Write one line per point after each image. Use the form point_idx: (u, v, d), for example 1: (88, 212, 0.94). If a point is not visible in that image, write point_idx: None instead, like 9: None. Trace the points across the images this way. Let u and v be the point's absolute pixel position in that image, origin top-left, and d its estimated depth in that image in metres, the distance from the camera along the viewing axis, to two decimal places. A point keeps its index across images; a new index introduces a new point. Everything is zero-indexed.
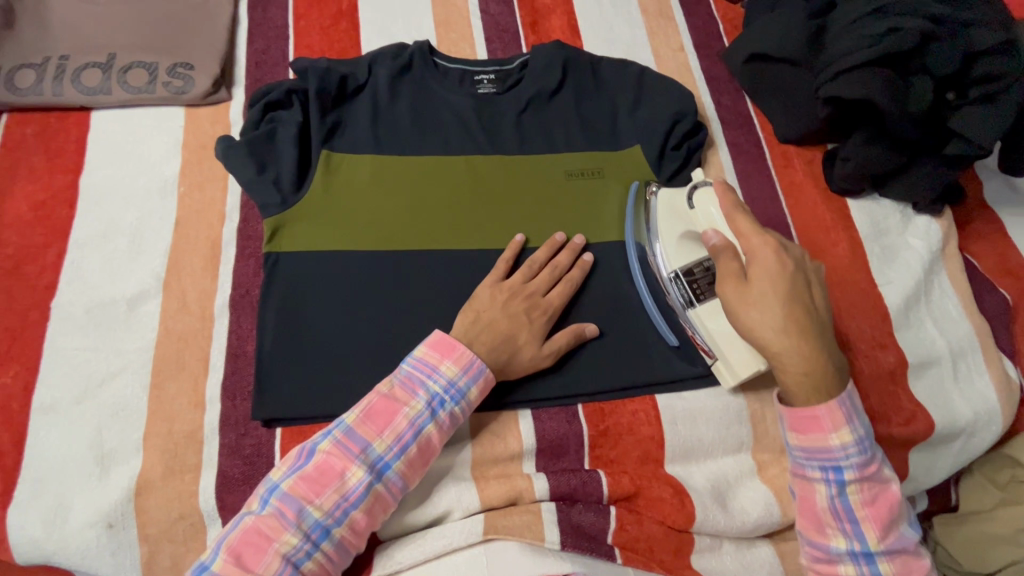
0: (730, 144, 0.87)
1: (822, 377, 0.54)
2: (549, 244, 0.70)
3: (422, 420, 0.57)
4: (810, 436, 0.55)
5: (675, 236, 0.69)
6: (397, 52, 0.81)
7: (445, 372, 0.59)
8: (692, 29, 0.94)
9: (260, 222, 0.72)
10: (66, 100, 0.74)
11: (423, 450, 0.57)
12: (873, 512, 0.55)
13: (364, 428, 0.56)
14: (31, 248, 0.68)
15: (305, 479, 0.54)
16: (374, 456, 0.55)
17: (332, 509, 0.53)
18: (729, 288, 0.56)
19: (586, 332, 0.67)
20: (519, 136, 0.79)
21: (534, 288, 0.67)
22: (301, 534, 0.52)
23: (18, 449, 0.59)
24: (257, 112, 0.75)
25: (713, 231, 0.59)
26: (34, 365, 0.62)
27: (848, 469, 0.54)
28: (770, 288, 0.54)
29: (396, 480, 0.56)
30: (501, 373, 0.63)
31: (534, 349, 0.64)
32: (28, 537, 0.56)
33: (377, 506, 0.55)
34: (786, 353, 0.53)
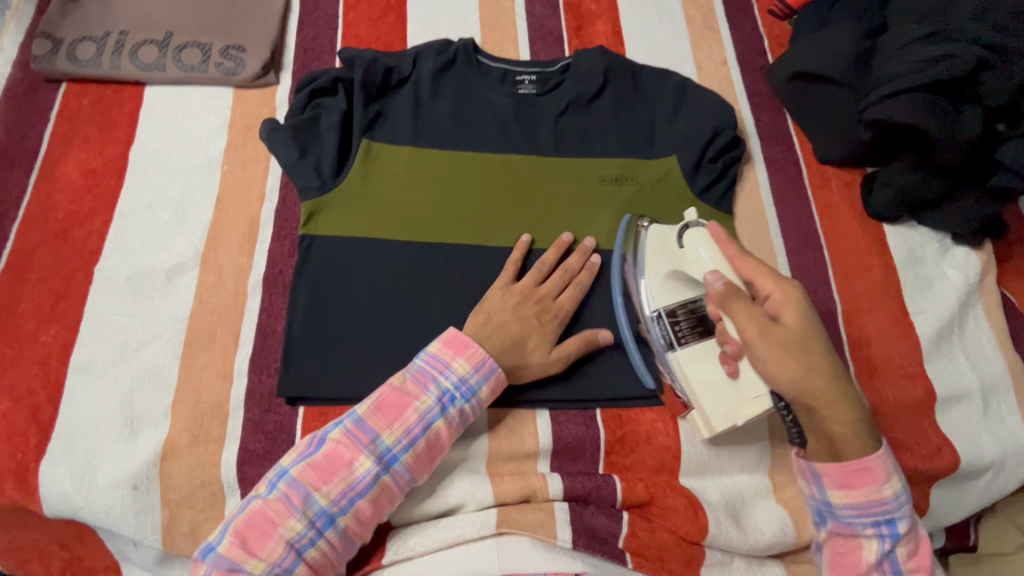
0: (768, 160, 0.86)
1: (862, 415, 0.55)
2: (556, 245, 0.70)
3: (431, 416, 0.58)
4: (863, 492, 0.54)
5: (661, 274, 0.65)
6: (442, 48, 0.83)
7: (457, 368, 0.60)
8: (736, 43, 0.94)
9: (298, 205, 0.73)
10: (122, 74, 0.77)
11: (431, 445, 0.58)
12: (915, 562, 0.56)
13: (374, 419, 0.56)
14: (79, 214, 0.70)
15: (314, 466, 0.54)
16: (382, 447, 0.56)
17: (338, 498, 0.54)
18: (768, 333, 0.54)
19: (598, 338, 0.66)
20: (556, 138, 0.80)
21: (547, 290, 0.67)
22: (306, 520, 0.53)
23: (53, 405, 0.61)
24: (303, 98, 0.77)
25: (716, 273, 0.57)
26: (74, 326, 0.65)
27: (899, 522, 0.55)
28: (803, 332, 0.54)
29: (403, 472, 0.57)
30: (512, 374, 0.63)
31: (544, 352, 0.64)
32: (58, 490, 0.58)
33: (382, 498, 0.56)
34: (837, 401, 0.54)
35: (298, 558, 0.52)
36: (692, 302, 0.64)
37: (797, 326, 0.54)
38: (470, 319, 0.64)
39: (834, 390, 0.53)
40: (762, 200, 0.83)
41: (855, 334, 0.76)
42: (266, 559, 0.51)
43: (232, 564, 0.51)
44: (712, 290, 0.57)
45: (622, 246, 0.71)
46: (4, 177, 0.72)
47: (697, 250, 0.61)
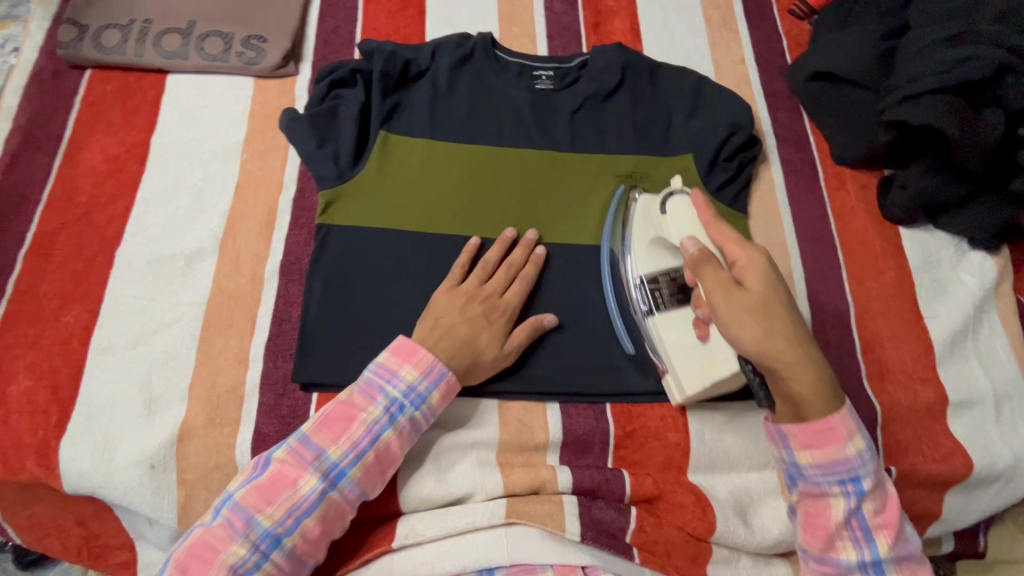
0: (783, 160, 0.86)
1: (830, 381, 0.54)
2: (498, 242, 0.70)
3: (379, 426, 0.58)
4: (826, 451, 0.53)
5: (645, 241, 0.69)
6: (461, 42, 0.83)
7: (405, 376, 0.60)
8: (755, 42, 0.94)
9: (315, 194, 0.74)
10: (146, 62, 0.78)
11: (381, 457, 0.58)
12: (885, 519, 0.54)
13: (320, 435, 0.57)
14: (102, 198, 0.72)
15: (257, 487, 0.54)
16: (328, 463, 0.56)
17: (282, 519, 0.54)
18: (730, 295, 0.54)
19: (544, 323, 0.67)
20: (572, 133, 0.80)
21: (492, 288, 0.67)
22: (249, 543, 0.53)
23: (74, 385, 0.62)
24: (323, 88, 0.78)
25: (692, 240, 0.59)
26: (95, 308, 0.66)
27: (865, 479, 0.54)
28: (767, 294, 0.54)
29: (351, 487, 0.57)
30: (465, 374, 0.63)
31: (496, 349, 0.64)
32: (78, 468, 0.60)
33: (332, 514, 0.56)
34: (800, 363, 0.53)
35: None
36: (675, 271, 0.67)
37: (760, 288, 0.54)
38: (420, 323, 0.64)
39: (796, 351, 0.52)
40: (776, 200, 0.83)
41: (867, 336, 0.76)
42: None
43: None
44: (686, 254, 0.58)
45: (612, 221, 0.74)
46: (29, 160, 0.73)
47: (679, 222, 0.65)
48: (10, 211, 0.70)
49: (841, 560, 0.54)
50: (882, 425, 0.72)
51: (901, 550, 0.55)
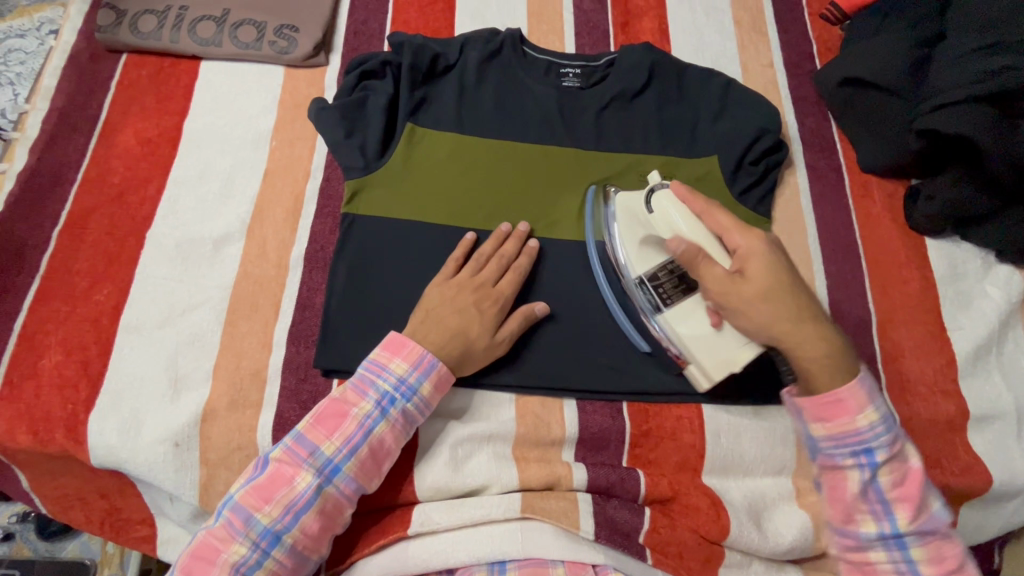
0: (809, 166, 0.85)
1: (842, 346, 0.58)
2: (494, 236, 0.69)
3: (372, 421, 0.58)
4: (837, 422, 0.56)
5: (635, 241, 0.67)
6: (489, 37, 0.84)
7: (395, 369, 0.60)
8: (784, 46, 0.93)
9: (341, 184, 0.75)
10: (181, 48, 0.79)
11: (375, 450, 0.59)
12: (904, 494, 0.56)
13: (313, 432, 0.58)
14: (134, 180, 0.73)
15: (255, 488, 0.56)
16: (323, 459, 0.57)
17: (280, 517, 0.55)
18: (733, 288, 0.58)
19: (535, 311, 0.67)
20: (597, 132, 0.81)
21: (485, 278, 0.66)
22: (249, 542, 0.54)
23: (103, 361, 0.64)
24: (353, 79, 0.79)
25: (678, 239, 0.60)
26: (125, 287, 0.67)
27: (878, 450, 0.55)
28: (766, 280, 0.58)
29: (348, 481, 0.57)
30: (457, 365, 0.63)
31: (488, 339, 0.64)
32: (105, 443, 0.61)
33: (330, 510, 0.57)
34: (803, 340, 0.57)
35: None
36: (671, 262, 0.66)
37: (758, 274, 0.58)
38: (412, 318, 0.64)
39: (798, 330, 0.57)
40: (801, 205, 0.82)
41: (889, 346, 0.75)
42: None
43: None
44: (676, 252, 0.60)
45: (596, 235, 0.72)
46: (65, 141, 0.75)
47: (667, 214, 0.64)
48: (46, 190, 0.72)
49: (861, 532, 0.56)
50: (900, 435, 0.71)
51: (926, 524, 0.56)
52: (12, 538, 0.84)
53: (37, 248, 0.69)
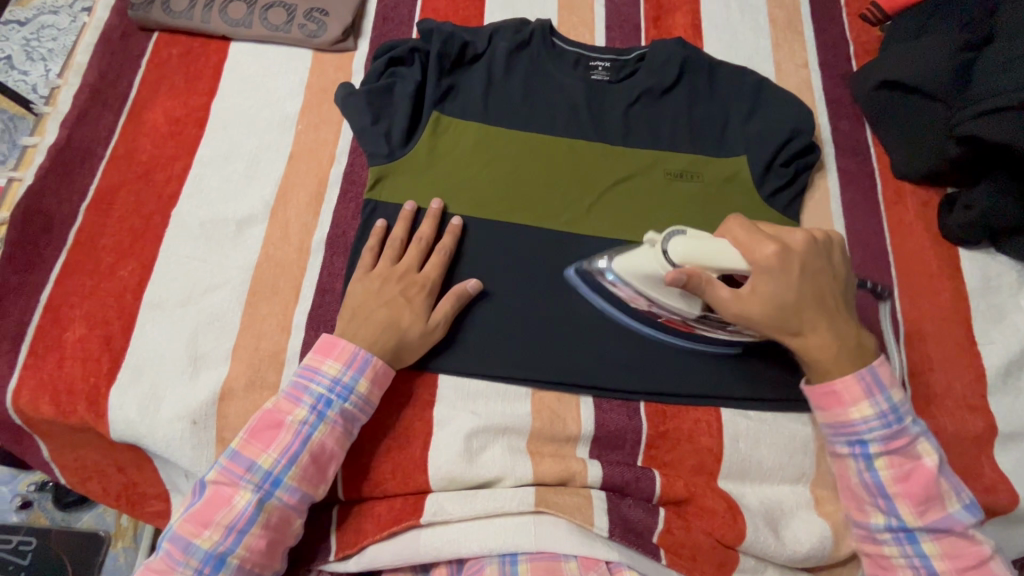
0: (840, 170, 0.83)
1: (855, 345, 0.59)
2: (402, 218, 0.69)
3: (309, 427, 0.57)
4: (833, 412, 0.59)
5: (677, 297, 0.62)
6: (519, 27, 0.83)
7: (328, 371, 0.59)
8: (820, 46, 0.91)
9: (365, 170, 0.75)
10: (211, 28, 0.80)
11: (317, 455, 0.58)
12: (906, 488, 0.57)
13: (249, 448, 0.57)
14: (161, 158, 0.73)
15: (193, 514, 0.55)
16: (260, 473, 0.56)
17: (220, 539, 0.54)
18: (742, 308, 0.58)
19: (469, 288, 0.66)
20: (625, 127, 0.79)
21: (406, 265, 0.66)
22: (192, 569, 0.54)
23: (125, 337, 0.64)
24: (381, 65, 0.78)
25: (679, 273, 0.57)
26: (149, 264, 0.68)
27: (874, 443, 0.58)
28: (773, 295, 0.57)
29: (291, 492, 0.56)
30: (392, 351, 0.62)
31: (422, 324, 0.63)
32: (124, 417, 0.61)
33: (276, 524, 0.56)
34: (814, 342, 0.58)
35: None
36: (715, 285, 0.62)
37: (768, 291, 0.57)
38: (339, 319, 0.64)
39: (810, 332, 0.58)
40: (830, 210, 0.80)
41: (916, 358, 0.73)
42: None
43: None
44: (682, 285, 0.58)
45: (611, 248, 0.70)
46: (95, 117, 0.75)
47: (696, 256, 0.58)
48: (75, 164, 0.72)
49: (870, 523, 0.58)
50: None
51: (937, 521, 0.56)
52: (30, 506, 0.85)
53: (64, 222, 0.69)
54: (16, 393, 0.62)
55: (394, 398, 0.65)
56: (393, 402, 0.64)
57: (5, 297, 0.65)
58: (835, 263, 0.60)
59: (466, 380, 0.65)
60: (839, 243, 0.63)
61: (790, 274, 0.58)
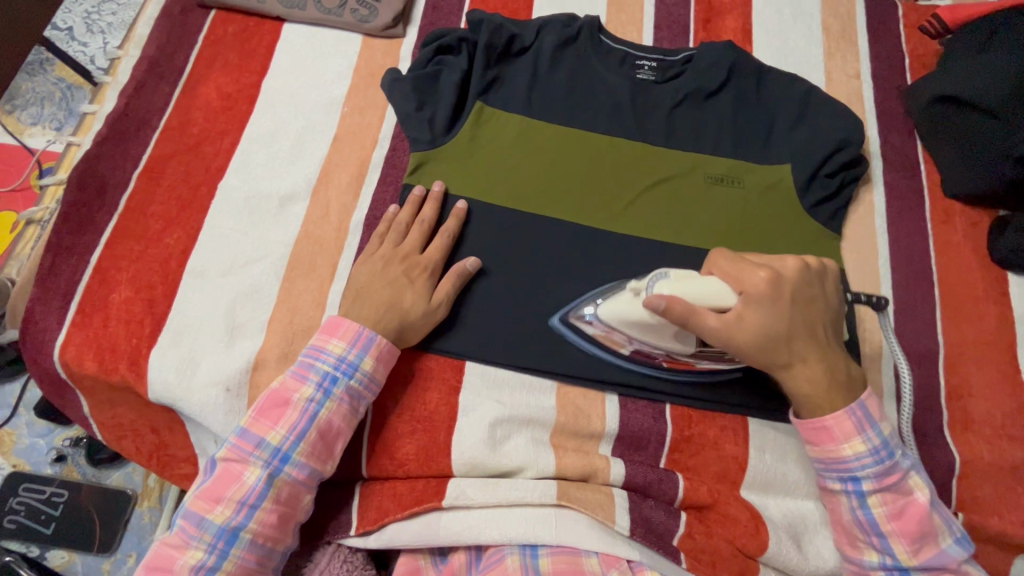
0: (887, 185, 0.81)
1: (844, 380, 0.57)
2: (409, 202, 0.69)
3: (315, 405, 0.58)
4: (825, 448, 0.57)
5: (670, 334, 0.60)
6: (567, 23, 0.83)
7: (333, 350, 0.60)
8: (874, 57, 0.88)
9: (406, 155, 0.76)
10: (267, 9, 0.81)
11: (324, 432, 0.59)
12: (901, 526, 0.56)
13: (257, 426, 0.57)
14: (212, 132, 0.75)
15: (206, 491, 0.56)
16: (269, 450, 0.57)
17: (232, 514, 0.55)
18: (731, 336, 0.56)
19: (468, 267, 0.66)
20: (668, 128, 0.79)
21: (410, 247, 0.67)
22: (206, 544, 0.55)
23: (168, 302, 0.66)
24: (429, 53, 0.79)
25: (658, 299, 0.55)
26: (194, 234, 0.70)
27: (868, 480, 0.56)
28: (760, 324, 0.55)
29: (300, 468, 0.57)
30: (394, 330, 0.62)
31: (423, 304, 0.63)
32: (162, 379, 0.63)
33: (286, 499, 0.57)
34: (799, 372, 0.57)
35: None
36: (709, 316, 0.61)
37: (754, 322, 0.55)
38: (344, 299, 0.64)
39: (798, 362, 0.57)
40: (874, 225, 0.78)
41: (955, 383, 0.71)
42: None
43: None
44: (662, 312, 0.55)
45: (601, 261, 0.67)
46: (151, 89, 0.78)
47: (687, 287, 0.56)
48: (130, 133, 0.75)
49: (864, 561, 0.57)
50: (957, 476, 0.68)
51: (930, 559, 0.55)
52: (64, 460, 0.89)
53: (117, 188, 0.71)
54: (63, 349, 0.64)
55: (422, 380, 0.65)
56: (420, 384, 0.65)
57: (58, 255, 0.67)
58: (828, 293, 0.59)
59: (494, 369, 0.65)
60: (833, 274, 0.61)
61: (777, 304, 0.56)
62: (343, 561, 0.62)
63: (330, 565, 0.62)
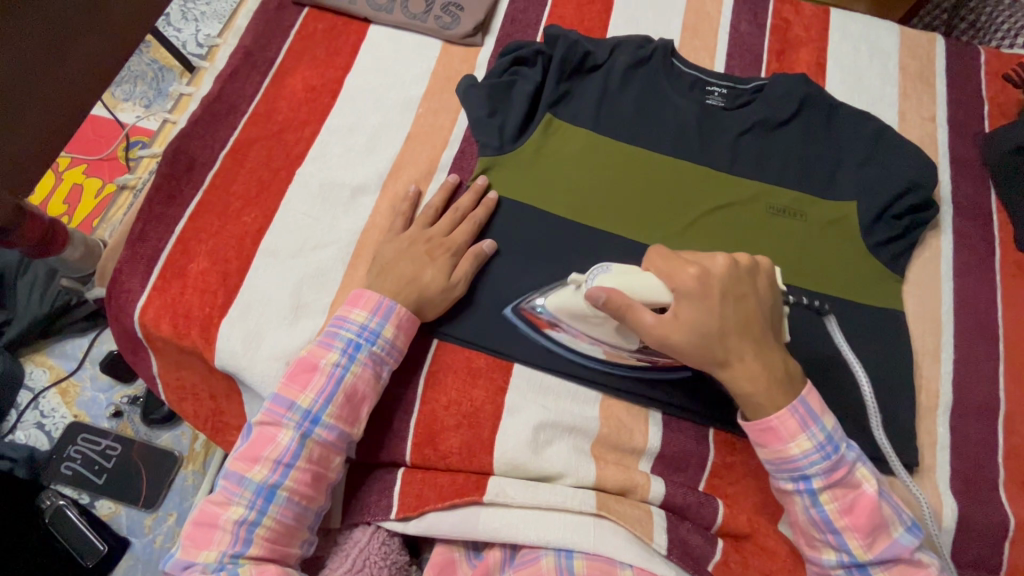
0: (956, 232, 0.79)
1: (784, 375, 0.55)
2: (443, 190, 0.73)
3: (340, 369, 0.61)
4: (773, 449, 0.55)
5: (608, 328, 0.61)
6: (641, 44, 0.84)
7: (355, 318, 0.63)
8: (951, 101, 0.87)
9: (474, 158, 0.78)
10: (356, 10, 0.86)
11: (351, 396, 0.61)
12: (854, 521, 0.54)
13: (288, 390, 0.60)
14: (295, 121, 0.80)
15: (245, 452, 0.59)
16: (301, 412, 0.59)
17: (269, 473, 0.57)
18: (666, 334, 0.54)
19: (484, 249, 0.69)
20: (733, 155, 0.79)
21: (436, 230, 0.70)
22: (247, 501, 0.56)
23: (241, 276, 0.70)
24: (505, 63, 0.82)
25: (597, 290, 0.55)
26: (270, 215, 0.73)
27: (817, 477, 0.54)
28: (692, 322, 0.54)
29: (330, 429, 0.59)
30: (413, 303, 0.65)
31: (440, 279, 0.66)
32: (229, 349, 0.67)
33: (318, 459, 0.59)
34: (737, 369, 0.55)
35: (248, 538, 0.55)
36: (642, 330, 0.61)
37: (690, 320, 0.54)
38: (369, 272, 0.68)
39: (737, 359, 0.54)
40: (939, 271, 0.77)
41: (1014, 442, 0.69)
42: (217, 549, 0.56)
43: (188, 561, 0.56)
44: (600, 304, 0.56)
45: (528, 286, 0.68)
46: (244, 76, 0.83)
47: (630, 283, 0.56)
48: (221, 115, 0.80)
49: (823, 560, 0.55)
50: (1010, 539, 0.65)
51: (885, 551, 0.54)
52: (121, 416, 0.96)
53: (205, 165, 0.76)
54: (143, 310, 0.69)
55: (471, 377, 0.66)
56: (471, 381, 0.66)
57: (148, 223, 0.72)
58: (761, 286, 0.56)
59: (542, 375, 0.66)
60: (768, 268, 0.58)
61: (712, 304, 0.54)
62: (381, 543, 0.64)
63: (368, 545, 0.63)
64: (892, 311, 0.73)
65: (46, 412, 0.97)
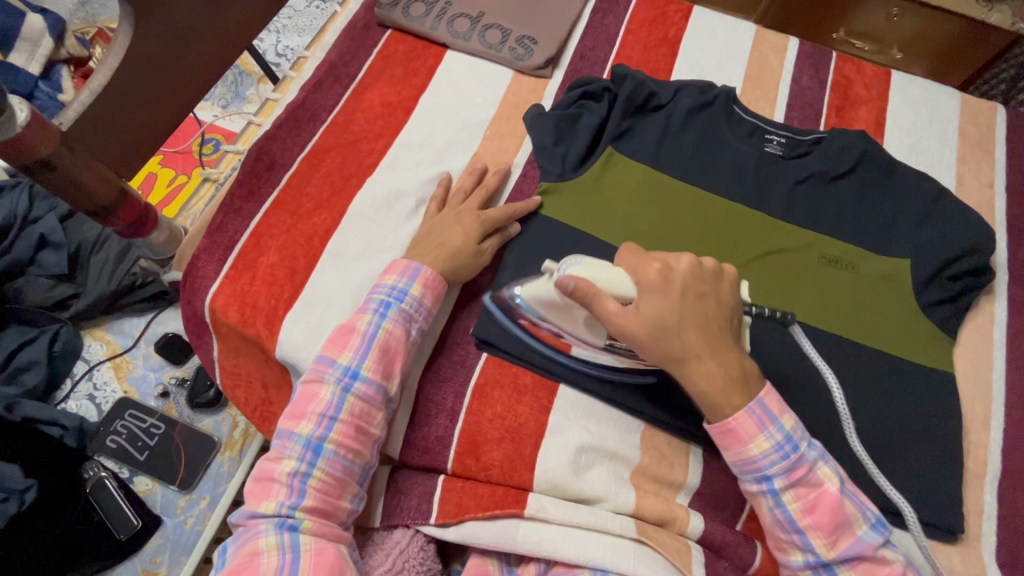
0: (1011, 299, 0.78)
1: (740, 376, 0.56)
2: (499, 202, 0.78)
3: (372, 327, 0.64)
4: (734, 451, 0.56)
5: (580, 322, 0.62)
6: (705, 89, 0.87)
7: (386, 282, 0.67)
8: (1011, 171, 0.87)
9: (534, 182, 0.82)
10: (436, 35, 0.91)
11: (386, 350, 0.63)
12: (816, 520, 0.54)
13: (327, 350, 0.63)
14: (370, 133, 0.84)
15: (291, 410, 0.61)
16: (341, 368, 0.62)
17: (315, 427, 0.59)
18: (627, 325, 0.56)
19: (510, 231, 0.75)
20: (789, 203, 0.80)
21: (469, 205, 0.75)
22: (297, 454, 0.58)
23: (307, 273, 0.73)
24: (573, 96, 0.86)
25: (567, 278, 0.57)
26: (338, 218, 0.77)
27: (778, 477, 0.55)
28: (652, 317, 0.55)
29: (367, 382, 0.61)
30: (441, 264, 0.69)
31: (467, 242, 0.71)
32: (291, 341, 0.69)
33: (360, 414, 0.61)
34: (693, 364, 0.55)
35: (303, 489, 0.57)
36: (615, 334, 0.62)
37: (649, 314, 0.55)
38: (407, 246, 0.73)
39: (695, 356, 0.55)
40: (992, 337, 0.76)
41: None
42: (276, 499, 0.57)
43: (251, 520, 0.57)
44: (568, 292, 0.57)
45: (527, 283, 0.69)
46: (326, 88, 0.88)
47: (601, 277, 0.57)
48: (302, 122, 0.85)
49: (791, 562, 0.56)
50: None
51: (847, 548, 0.54)
52: (168, 397, 1.01)
53: (283, 167, 0.81)
54: (214, 297, 0.72)
55: (517, 393, 0.67)
56: (518, 396, 0.67)
57: (227, 215, 0.77)
58: (722, 289, 0.57)
59: (588, 399, 0.67)
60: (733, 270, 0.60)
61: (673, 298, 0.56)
62: (419, 547, 0.65)
63: (407, 547, 0.65)
64: (943, 373, 0.72)
65: (98, 385, 1.03)
